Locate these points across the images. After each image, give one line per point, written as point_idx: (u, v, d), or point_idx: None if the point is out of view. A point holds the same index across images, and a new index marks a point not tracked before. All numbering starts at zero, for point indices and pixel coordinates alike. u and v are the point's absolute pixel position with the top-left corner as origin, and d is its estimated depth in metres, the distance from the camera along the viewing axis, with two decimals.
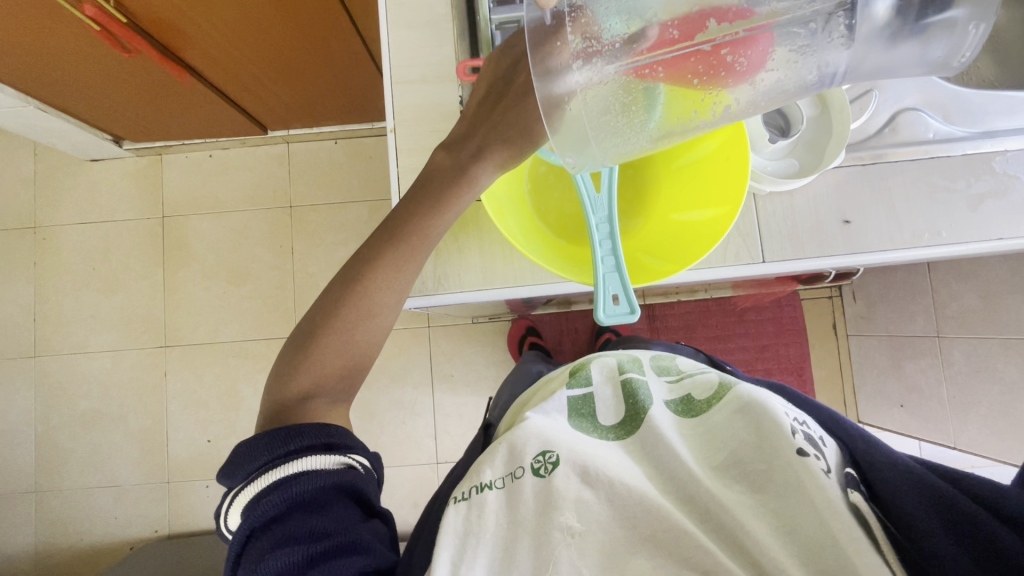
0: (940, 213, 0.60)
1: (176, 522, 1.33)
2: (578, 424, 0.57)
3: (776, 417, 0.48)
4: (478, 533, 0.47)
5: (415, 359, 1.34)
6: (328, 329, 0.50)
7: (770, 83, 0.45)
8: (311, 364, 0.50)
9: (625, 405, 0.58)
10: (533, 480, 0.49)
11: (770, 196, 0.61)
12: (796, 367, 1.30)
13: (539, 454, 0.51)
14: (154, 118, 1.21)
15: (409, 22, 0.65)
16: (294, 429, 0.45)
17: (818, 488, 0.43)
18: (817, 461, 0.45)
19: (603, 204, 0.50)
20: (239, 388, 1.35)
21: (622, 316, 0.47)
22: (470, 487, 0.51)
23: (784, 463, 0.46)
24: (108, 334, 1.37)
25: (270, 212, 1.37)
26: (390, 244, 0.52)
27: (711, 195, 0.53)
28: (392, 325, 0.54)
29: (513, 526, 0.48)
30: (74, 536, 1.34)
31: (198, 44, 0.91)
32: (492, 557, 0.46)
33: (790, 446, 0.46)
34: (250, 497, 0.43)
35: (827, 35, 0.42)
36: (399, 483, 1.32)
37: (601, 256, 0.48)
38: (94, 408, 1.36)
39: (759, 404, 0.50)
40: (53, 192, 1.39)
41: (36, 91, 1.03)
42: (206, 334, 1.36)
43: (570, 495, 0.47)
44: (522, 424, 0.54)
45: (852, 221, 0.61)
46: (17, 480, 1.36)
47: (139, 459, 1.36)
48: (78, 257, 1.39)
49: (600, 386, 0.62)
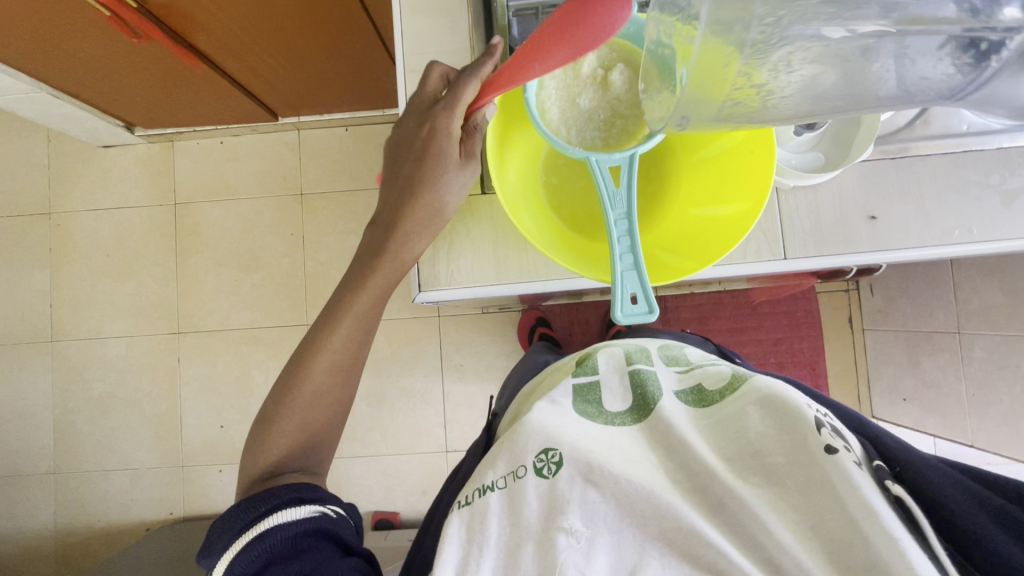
0: (971, 209, 0.58)
1: (189, 505, 1.36)
2: (583, 409, 0.56)
3: (799, 413, 0.47)
4: (481, 540, 0.47)
5: (425, 349, 1.34)
6: (284, 407, 0.54)
7: (908, 82, 0.37)
8: (271, 442, 0.53)
9: (633, 394, 0.58)
10: (536, 480, 0.48)
11: (793, 191, 0.59)
12: (810, 361, 1.29)
13: (541, 453, 0.49)
14: (165, 105, 1.20)
15: (419, 8, 0.61)
16: (267, 492, 0.48)
17: (851, 489, 0.41)
18: (846, 453, 0.44)
19: (620, 197, 0.46)
20: (251, 375, 1.36)
21: (640, 316, 0.46)
22: (474, 490, 0.51)
23: (810, 461, 0.44)
24: (122, 319, 1.39)
25: (280, 200, 1.37)
26: (329, 321, 0.55)
27: (734, 187, 0.51)
28: (348, 393, 0.57)
29: (516, 529, 0.47)
30: (91, 517, 1.37)
31: (208, 30, 0.91)
32: (497, 562, 0.46)
33: (817, 442, 0.45)
34: (226, 565, 0.45)
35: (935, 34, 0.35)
36: (409, 470, 1.33)
37: (619, 252, 0.47)
38: (109, 392, 1.39)
39: (779, 395, 0.49)
40: (67, 178, 1.40)
41: (50, 77, 1.03)
42: (217, 321, 1.37)
43: (574, 497, 0.47)
44: (526, 421, 0.53)
45: (877, 217, 0.59)
46: (36, 462, 1.39)
47: (154, 444, 1.38)
48: (92, 243, 1.40)
49: (607, 374, 0.61)
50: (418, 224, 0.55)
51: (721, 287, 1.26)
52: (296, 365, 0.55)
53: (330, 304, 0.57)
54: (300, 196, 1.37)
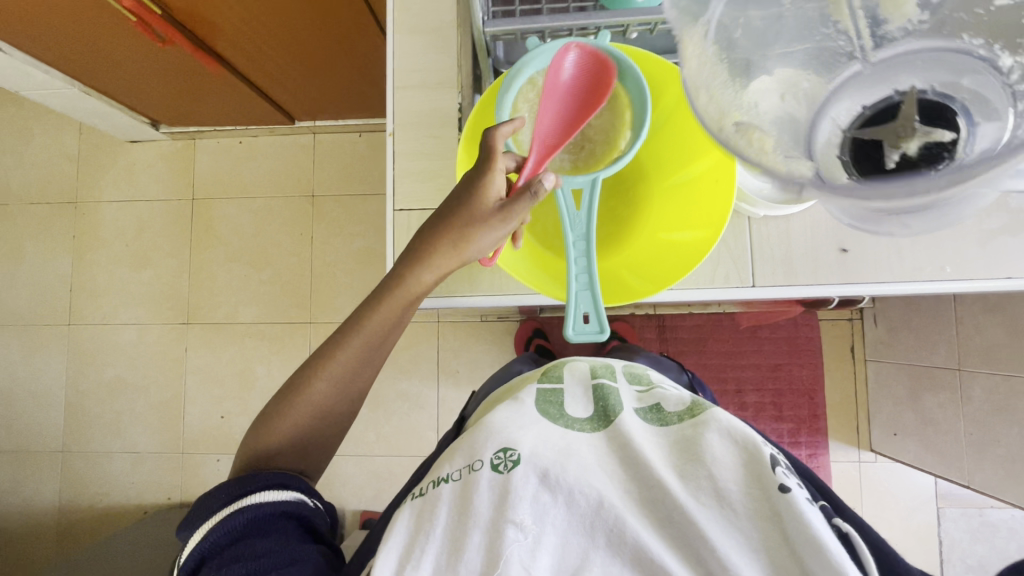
0: (950, 248, 0.58)
1: (187, 492, 1.39)
2: (545, 409, 0.57)
3: (754, 447, 0.47)
4: (429, 529, 0.47)
5: (423, 353, 1.36)
6: (282, 408, 0.54)
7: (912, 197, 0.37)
8: (262, 437, 0.53)
9: (595, 406, 0.58)
10: (490, 475, 0.49)
11: (765, 220, 0.60)
12: (808, 388, 1.28)
13: (499, 451, 0.50)
14: (188, 105, 1.25)
15: (413, 27, 0.63)
16: (251, 473, 0.49)
17: (801, 526, 0.43)
18: (800, 491, 0.44)
19: (580, 220, 0.49)
20: (255, 369, 1.40)
21: (589, 335, 0.48)
22: (429, 482, 0.52)
23: (762, 494, 0.45)
24: (136, 308, 1.44)
25: (292, 200, 1.41)
26: (337, 338, 0.56)
27: (696, 215, 0.52)
28: (345, 407, 0.57)
29: (462, 518, 0.47)
30: (94, 497, 1.42)
31: (228, 36, 0.95)
32: (440, 554, 0.46)
33: (771, 479, 0.45)
34: (201, 533, 0.46)
35: (913, 129, 0.39)
36: (399, 472, 1.35)
37: (574, 272, 0.49)
38: (119, 376, 1.44)
39: (741, 426, 0.49)
40: (95, 170, 1.46)
41: (81, 75, 1.09)
42: (225, 314, 1.42)
43: (526, 495, 0.47)
44: (487, 420, 0.54)
45: (850, 250, 0.59)
46: (46, 439, 1.44)
47: (157, 429, 1.42)
48: (113, 233, 1.46)
49: (570, 384, 0.61)
50: (443, 257, 0.53)
51: (719, 309, 1.25)
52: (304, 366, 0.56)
53: (343, 323, 0.57)
54: (311, 197, 1.41)
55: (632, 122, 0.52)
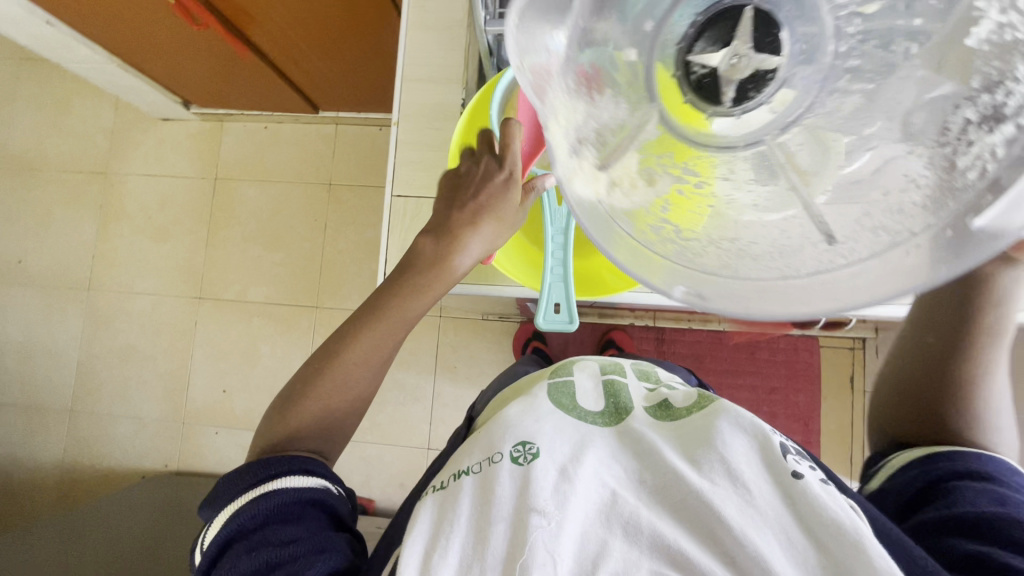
0: None
1: (184, 461, 1.44)
2: (558, 399, 0.58)
3: (765, 437, 0.48)
4: (452, 518, 0.45)
5: (423, 345, 1.38)
6: (310, 389, 0.52)
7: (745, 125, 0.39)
8: (292, 417, 0.52)
9: (606, 400, 0.59)
10: (511, 467, 0.47)
11: None
12: (804, 415, 1.27)
13: (518, 444, 0.49)
14: (219, 88, 1.30)
15: (427, 25, 0.66)
16: (278, 456, 0.48)
17: (816, 508, 0.42)
18: (812, 477, 0.45)
19: (561, 215, 0.55)
20: (259, 348, 1.44)
21: (561, 324, 0.54)
22: (450, 476, 0.50)
23: (777, 481, 0.45)
24: (153, 278, 1.49)
25: (310, 186, 1.45)
26: (370, 319, 0.54)
27: None
28: (375, 387, 0.56)
29: (485, 508, 0.45)
30: (97, 457, 1.47)
31: (260, 23, 0.99)
32: (465, 542, 0.43)
33: (785, 466, 0.45)
34: (228, 514, 0.46)
35: (746, 56, 0.38)
36: (390, 461, 1.37)
37: (550, 264, 0.55)
38: (130, 343, 1.49)
39: (748, 416, 0.50)
40: (126, 144, 1.53)
41: (120, 52, 1.14)
42: (236, 292, 1.46)
43: (545, 483, 0.45)
44: (503, 418, 0.53)
45: None
46: (57, 398, 1.50)
47: (161, 397, 1.47)
48: (138, 205, 1.52)
49: (581, 377, 0.62)
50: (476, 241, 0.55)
51: (719, 327, 1.26)
52: (334, 345, 0.54)
53: (373, 300, 0.56)
54: (328, 185, 1.45)
55: None
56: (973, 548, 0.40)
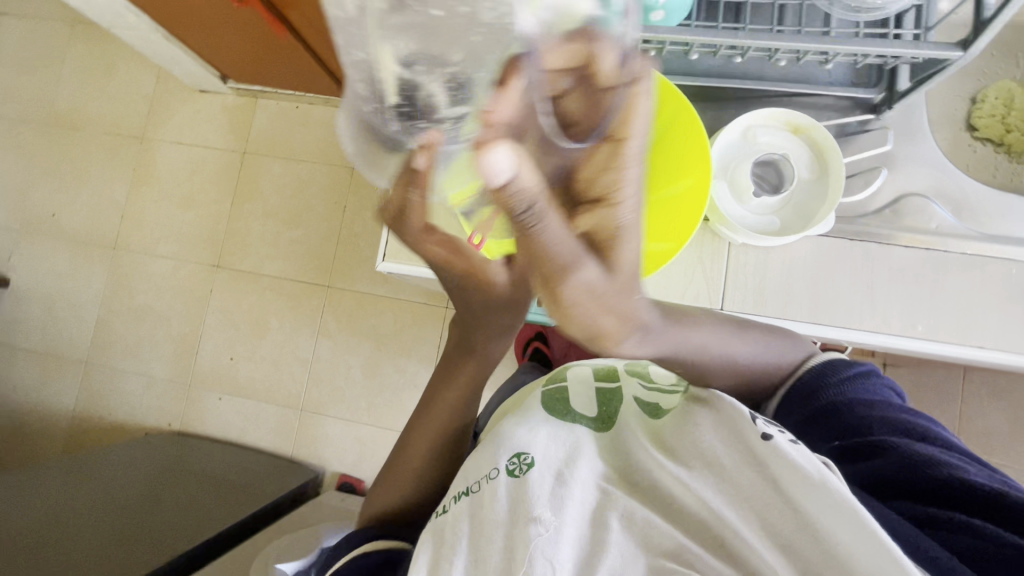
0: (922, 310, 0.72)
1: (187, 422, 1.49)
2: (553, 408, 0.59)
3: (734, 412, 0.49)
4: (455, 543, 0.48)
5: (426, 334, 1.40)
6: (392, 476, 0.69)
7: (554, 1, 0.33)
8: (378, 495, 0.69)
9: (599, 406, 0.60)
10: (507, 480, 0.51)
11: (744, 248, 0.74)
12: None
13: (512, 458, 0.52)
14: (255, 65, 1.34)
15: None
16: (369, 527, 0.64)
17: (785, 464, 0.43)
18: (781, 436, 0.45)
19: None
20: (269, 321, 1.47)
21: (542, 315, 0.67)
22: (451, 499, 0.54)
23: (748, 450, 0.46)
24: (174, 243, 1.54)
25: (334, 168, 1.48)
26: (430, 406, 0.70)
27: (666, 230, 0.69)
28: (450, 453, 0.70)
29: (483, 523, 0.48)
30: (106, 410, 1.53)
31: (299, 5, 1.02)
32: (467, 561, 0.47)
33: (753, 430, 0.47)
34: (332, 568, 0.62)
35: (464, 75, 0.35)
36: (383, 445, 1.40)
37: None
38: (147, 304, 1.54)
39: (716, 397, 0.53)
40: (163, 112, 1.58)
41: (165, 22, 1.19)
42: (252, 264, 1.50)
43: (540, 491, 0.48)
44: (501, 435, 0.56)
45: (823, 300, 0.74)
46: (74, 349, 1.56)
47: (171, 359, 1.52)
48: (168, 171, 1.57)
49: (575, 385, 0.64)
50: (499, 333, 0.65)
51: None
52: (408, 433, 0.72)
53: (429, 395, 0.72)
54: (351, 168, 1.47)
55: None
56: (927, 510, 0.45)
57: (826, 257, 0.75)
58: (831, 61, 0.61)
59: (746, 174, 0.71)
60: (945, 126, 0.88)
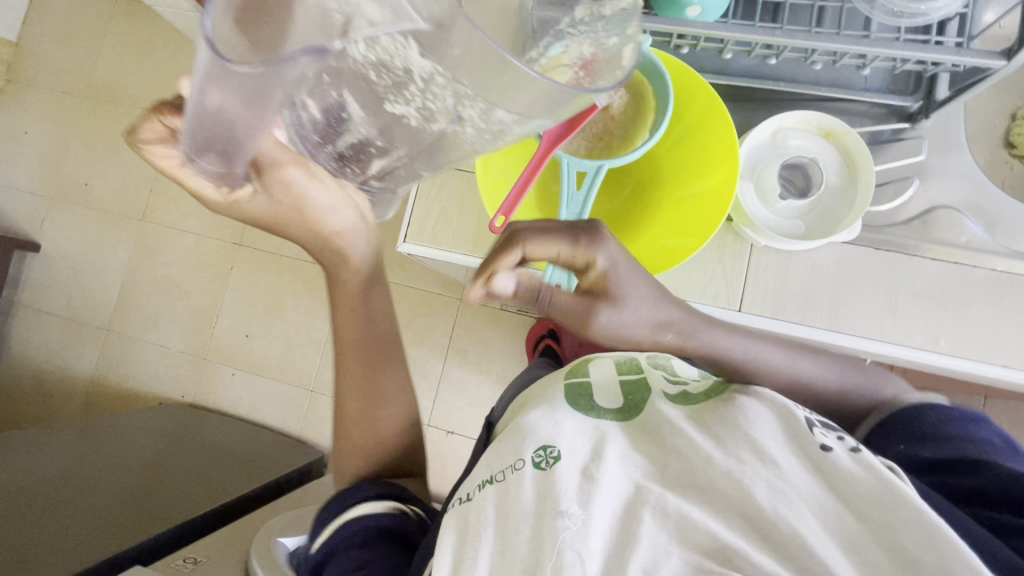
0: (947, 325, 0.71)
1: (200, 394, 1.52)
2: (577, 402, 0.55)
3: (790, 412, 0.48)
4: (480, 530, 0.46)
5: (439, 324, 1.41)
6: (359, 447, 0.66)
7: None
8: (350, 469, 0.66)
9: (625, 395, 0.57)
10: (533, 472, 0.47)
11: (766, 251, 0.74)
12: None
13: (539, 449, 0.49)
14: None
15: None
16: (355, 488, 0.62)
17: (849, 480, 0.42)
18: (842, 446, 0.44)
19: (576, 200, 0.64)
20: (285, 300, 1.50)
21: None
22: (474, 487, 0.51)
23: (805, 456, 0.44)
24: (199, 219, 1.57)
25: None
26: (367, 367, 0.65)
27: (686, 228, 0.70)
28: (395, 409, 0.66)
29: (507, 509, 0.46)
30: (123, 377, 1.57)
31: None
32: (493, 548, 0.45)
33: (813, 440, 0.45)
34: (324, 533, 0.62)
35: None
36: None
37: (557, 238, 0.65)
38: (169, 276, 1.57)
39: (772, 395, 0.50)
40: None
41: None
42: (273, 244, 1.51)
43: (569, 485, 0.45)
44: (523, 424, 0.52)
45: (842, 308, 0.72)
46: (97, 315, 1.60)
47: (188, 332, 1.55)
48: None
49: (598, 377, 0.60)
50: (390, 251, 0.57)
51: None
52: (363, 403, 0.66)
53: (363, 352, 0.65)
54: None
55: (651, 125, 0.66)
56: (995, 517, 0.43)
57: (852, 264, 0.73)
58: (868, 65, 0.60)
59: (773, 173, 0.70)
60: (980, 143, 0.86)
